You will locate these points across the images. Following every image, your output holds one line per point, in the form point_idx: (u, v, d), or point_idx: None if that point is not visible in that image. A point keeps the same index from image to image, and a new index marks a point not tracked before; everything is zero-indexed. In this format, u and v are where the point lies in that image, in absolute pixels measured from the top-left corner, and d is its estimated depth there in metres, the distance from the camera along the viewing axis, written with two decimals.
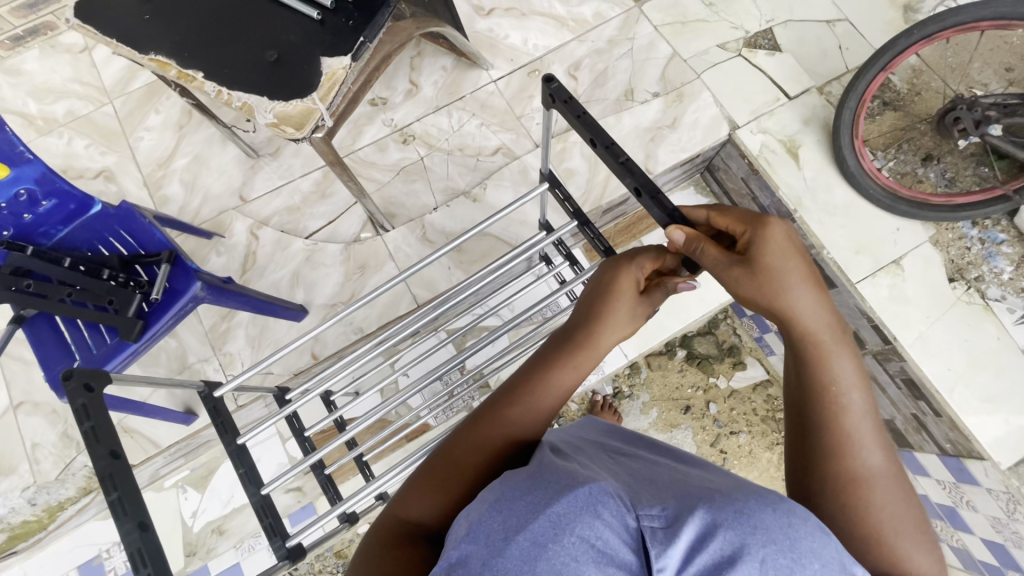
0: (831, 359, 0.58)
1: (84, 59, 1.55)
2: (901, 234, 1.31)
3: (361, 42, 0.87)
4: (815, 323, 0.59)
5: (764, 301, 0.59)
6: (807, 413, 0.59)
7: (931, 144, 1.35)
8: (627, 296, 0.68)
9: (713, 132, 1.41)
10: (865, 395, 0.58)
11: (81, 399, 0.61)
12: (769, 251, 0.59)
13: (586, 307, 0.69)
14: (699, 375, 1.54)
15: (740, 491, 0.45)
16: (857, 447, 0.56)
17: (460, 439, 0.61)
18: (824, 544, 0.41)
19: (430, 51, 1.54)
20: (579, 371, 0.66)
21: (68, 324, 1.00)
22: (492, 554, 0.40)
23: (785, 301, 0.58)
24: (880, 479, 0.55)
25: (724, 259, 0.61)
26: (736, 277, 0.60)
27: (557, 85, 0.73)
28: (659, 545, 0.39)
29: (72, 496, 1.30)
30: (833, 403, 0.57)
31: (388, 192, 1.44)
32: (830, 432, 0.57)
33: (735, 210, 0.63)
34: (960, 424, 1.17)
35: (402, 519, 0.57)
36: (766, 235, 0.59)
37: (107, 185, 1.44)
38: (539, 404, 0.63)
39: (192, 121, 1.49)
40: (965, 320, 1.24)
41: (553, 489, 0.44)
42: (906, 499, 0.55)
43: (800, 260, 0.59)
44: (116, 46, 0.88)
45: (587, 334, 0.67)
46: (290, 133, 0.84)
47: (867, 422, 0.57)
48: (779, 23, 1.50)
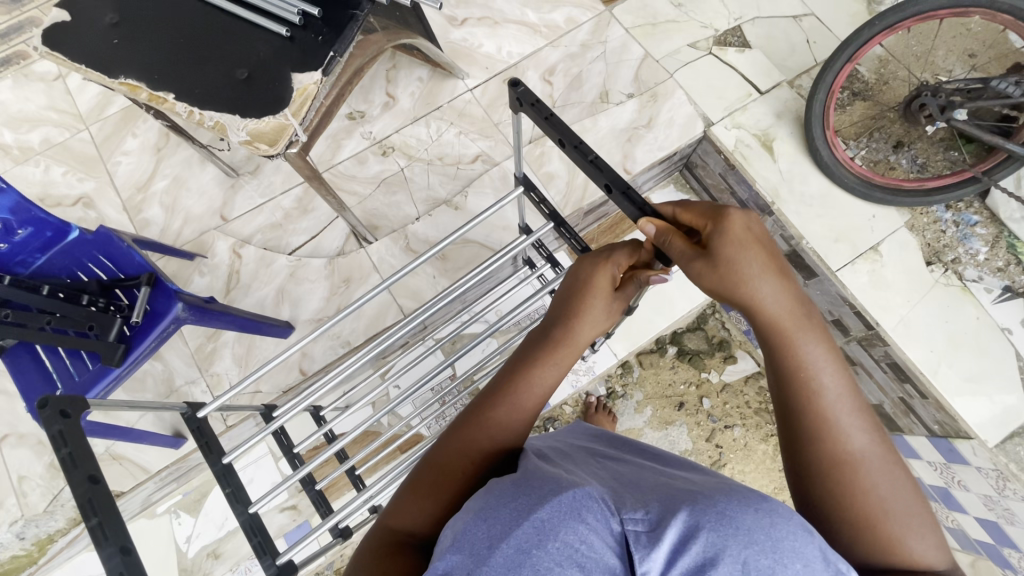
0: (802, 344, 0.59)
1: (59, 87, 1.55)
2: (877, 221, 1.33)
3: (331, 57, 0.88)
4: (781, 308, 0.59)
5: (730, 292, 0.60)
6: (785, 401, 0.60)
7: (901, 131, 1.38)
8: (602, 293, 0.69)
9: (688, 129, 1.43)
10: (838, 377, 0.58)
11: (58, 425, 0.61)
12: (729, 243, 0.60)
13: (562, 307, 0.70)
14: (690, 370, 1.55)
15: (722, 492, 0.45)
16: (839, 431, 0.57)
17: (448, 444, 0.61)
18: (806, 543, 0.41)
19: (405, 63, 1.55)
20: (561, 369, 0.66)
21: (49, 352, 0.99)
22: (476, 562, 0.40)
23: (750, 290, 0.59)
24: (863, 460, 0.56)
25: (688, 253, 0.62)
26: (698, 269, 0.61)
27: (523, 88, 0.74)
28: (644, 548, 0.40)
29: (62, 528, 1.29)
30: (809, 388, 0.58)
31: (369, 205, 1.44)
32: (811, 419, 0.58)
33: (697, 203, 0.64)
34: (947, 404, 1.19)
35: (394, 529, 0.57)
36: (726, 228, 0.60)
37: (86, 212, 1.43)
38: (523, 402, 0.63)
39: (170, 143, 1.49)
40: (945, 302, 1.26)
41: (537, 495, 0.44)
42: (894, 478, 0.56)
43: (758, 248, 0.60)
44: (85, 71, 0.87)
45: (567, 331, 0.67)
46: (263, 150, 0.84)
47: (845, 405, 0.58)
48: (747, 21, 1.53)
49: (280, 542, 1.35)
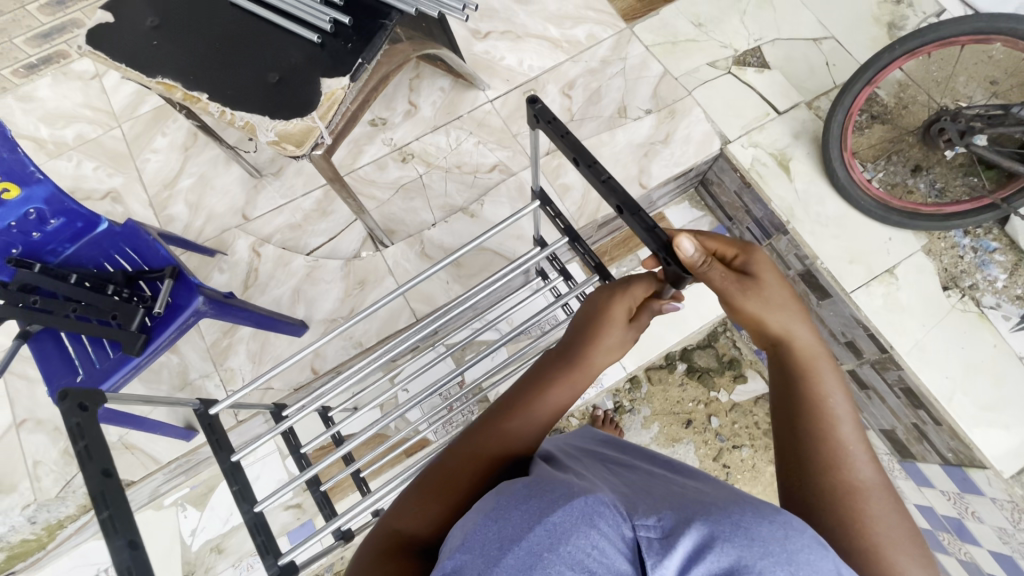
0: (811, 375, 0.61)
1: (95, 86, 1.61)
2: (893, 244, 1.33)
3: (359, 64, 0.91)
4: (793, 340, 0.62)
5: (758, 316, 0.62)
6: (798, 426, 0.59)
7: (919, 155, 1.38)
8: (618, 324, 0.70)
9: (705, 146, 1.44)
10: (849, 409, 0.59)
11: (76, 418, 0.63)
12: (761, 273, 0.64)
13: (580, 330, 0.71)
14: (700, 389, 1.54)
15: (735, 503, 0.46)
16: (850, 459, 0.57)
17: (459, 452, 0.62)
18: (821, 557, 0.41)
19: (428, 73, 1.59)
20: (574, 388, 0.67)
21: (73, 339, 1.02)
22: (487, 563, 0.41)
23: (779, 318, 0.63)
24: (873, 489, 0.55)
25: (727, 276, 0.63)
26: (731, 291, 0.63)
27: (541, 106, 0.76)
28: (655, 554, 0.40)
29: (72, 514, 1.31)
30: (823, 413, 0.59)
31: (388, 209, 1.47)
32: (826, 444, 0.57)
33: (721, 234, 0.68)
34: (962, 433, 1.17)
35: (398, 532, 0.57)
36: (758, 260, 0.65)
37: (114, 206, 1.48)
38: (534, 418, 0.64)
39: (198, 143, 1.54)
40: (961, 328, 1.25)
41: (549, 499, 0.45)
42: (901, 515, 0.55)
43: (781, 283, 0.64)
44: (125, 70, 0.91)
45: (582, 351, 0.68)
46: (290, 150, 0.87)
47: (856, 437, 0.58)
48: (767, 42, 1.54)
49: (283, 540, 1.36)
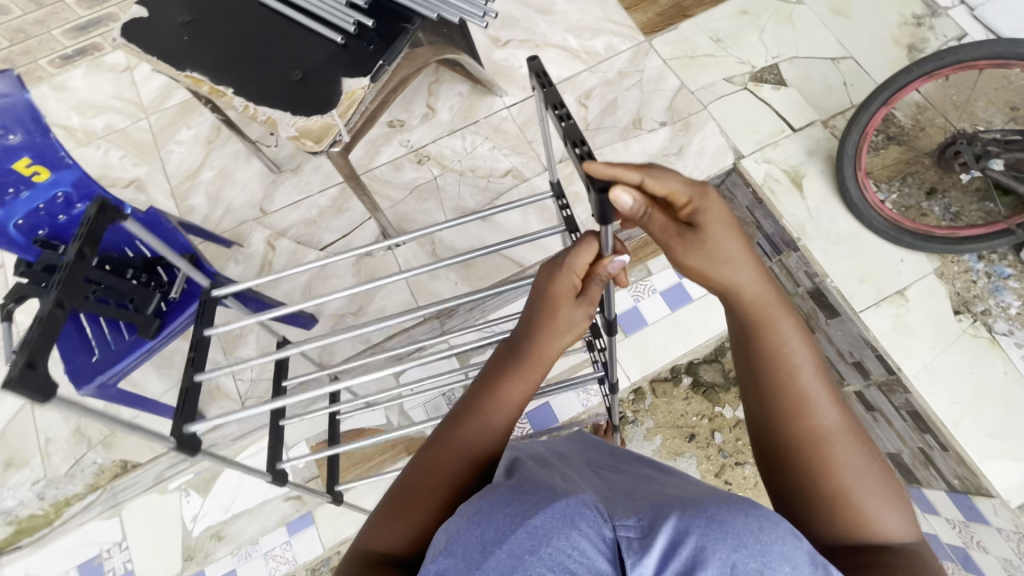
0: (773, 322, 0.58)
1: (126, 78, 1.66)
2: (905, 265, 1.32)
3: (380, 65, 0.94)
4: (753, 289, 0.59)
5: (704, 268, 0.59)
6: (757, 380, 0.59)
7: (935, 178, 1.37)
8: (564, 305, 0.66)
9: (718, 160, 1.45)
10: (810, 353, 0.58)
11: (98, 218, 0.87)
12: (710, 221, 0.59)
13: (527, 319, 0.68)
14: (704, 403, 1.53)
15: (712, 500, 0.46)
16: (812, 408, 0.56)
17: (423, 465, 0.61)
18: (795, 547, 0.42)
19: (447, 78, 1.62)
20: (529, 383, 0.66)
21: (92, 320, 1.04)
22: (470, 566, 0.41)
23: (727, 269, 0.58)
24: (837, 435, 0.55)
25: (669, 229, 0.60)
26: (680, 244, 0.59)
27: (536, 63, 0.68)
28: (634, 555, 0.41)
29: (78, 493, 1.36)
30: (780, 364, 0.58)
31: (401, 209, 1.49)
32: (785, 394, 0.57)
33: (673, 173, 0.58)
34: (970, 461, 1.15)
35: (371, 551, 0.56)
36: (709, 205, 0.59)
37: (137, 194, 1.52)
38: (491, 422, 0.63)
39: (221, 137, 1.58)
40: (971, 353, 1.23)
41: (531, 502, 0.46)
42: (866, 456, 0.55)
43: (732, 226, 0.59)
44: (156, 63, 0.94)
45: (530, 345, 0.66)
46: (309, 146, 0.90)
47: (818, 381, 0.57)
48: (785, 59, 1.55)
49: (283, 530, 1.38)
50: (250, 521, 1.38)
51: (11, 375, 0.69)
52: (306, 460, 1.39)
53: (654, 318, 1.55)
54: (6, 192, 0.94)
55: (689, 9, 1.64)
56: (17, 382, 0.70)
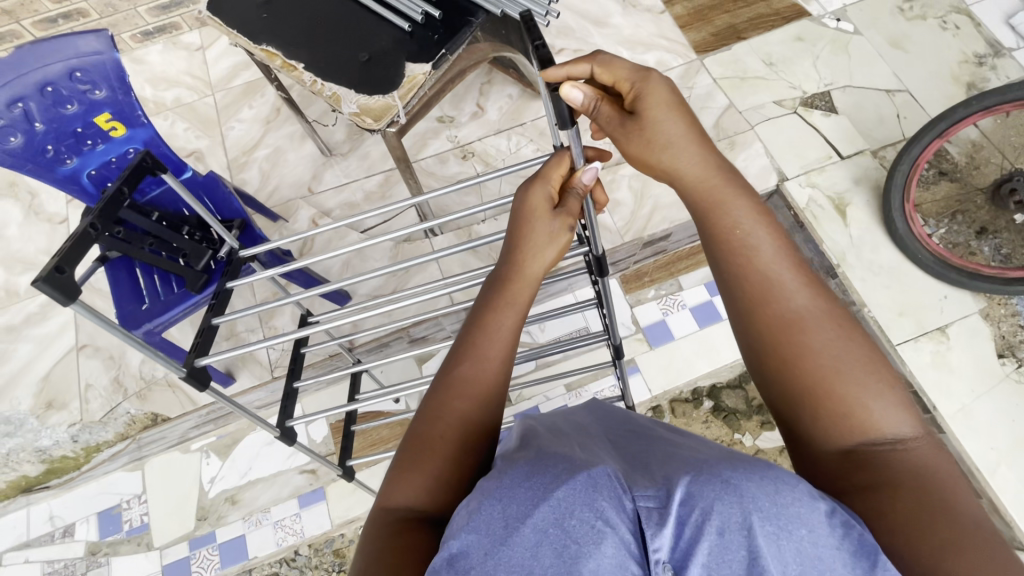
0: (730, 205, 0.60)
1: (199, 57, 1.76)
2: (948, 302, 1.28)
3: (442, 54, 0.98)
4: (704, 172, 0.61)
5: (653, 154, 0.62)
6: (720, 271, 0.59)
7: (986, 217, 1.34)
8: (540, 216, 0.68)
9: (762, 180, 1.44)
10: (770, 236, 0.58)
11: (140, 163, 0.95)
12: (651, 103, 0.61)
13: (507, 242, 0.69)
14: (724, 429, 1.46)
15: (726, 463, 0.47)
16: (779, 294, 0.55)
17: (427, 413, 0.62)
18: (811, 509, 0.42)
19: (499, 80, 1.66)
20: (517, 310, 0.66)
21: (145, 271, 1.11)
22: (494, 541, 0.42)
23: (667, 153, 0.61)
24: (806, 319, 0.54)
25: (614, 118, 0.64)
26: (628, 132, 0.63)
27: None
28: (654, 526, 0.41)
29: (109, 440, 1.42)
30: (742, 250, 0.57)
31: (442, 200, 1.53)
32: (748, 282, 0.57)
33: (618, 63, 0.63)
34: (1004, 510, 1.10)
35: (394, 509, 0.57)
36: (649, 88, 0.62)
37: (196, 164, 1.61)
38: (485, 353, 0.63)
39: (279, 118, 1.65)
40: (1012, 400, 1.19)
41: (552, 476, 0.46)
42: (843, 339, 0.53)
43: (676, 108, 0.62)
44: (235, 36, 1.01)
45: (513, 269, 0.67)
46: (369, 123, 0.95)
47: (782, 267, 0.57)
48: (837, 88, 1.54)
49: (295, 501, 1.40)
50: (265, 488, 1.41)
51: (39, 274, 0.71)
52: (323, 436, 1.42)
53: (681, 333, 1.53)
54: (85, 144, 1.02)
55: (744, 31, 1.66)
56: (43, 281, 0.71)
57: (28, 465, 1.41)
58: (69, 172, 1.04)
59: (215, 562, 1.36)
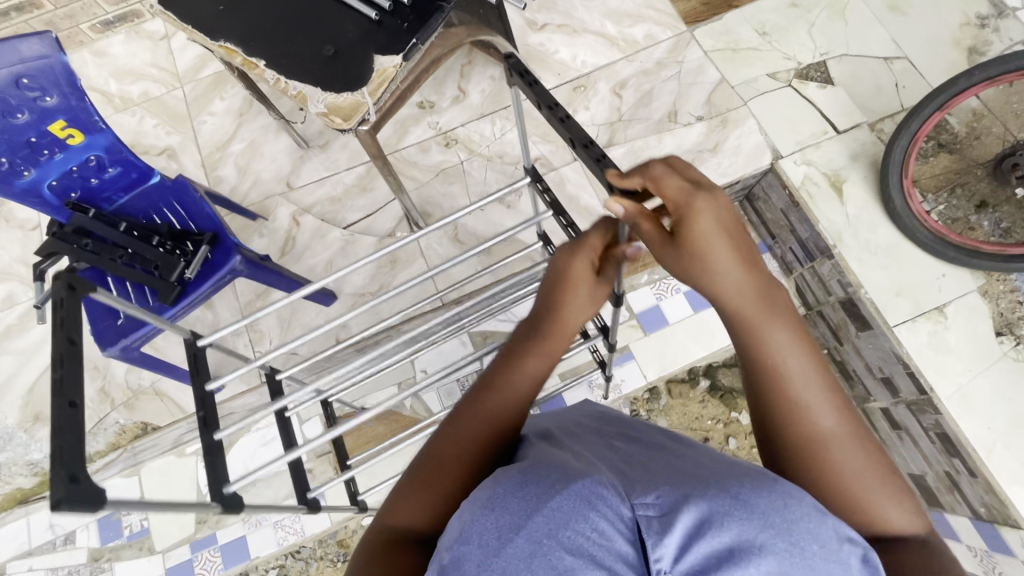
0: (765, 325, 0.55)
1: (163, 46, 1.67)
2: (946, 280, 1.25)
3: (413, 44, 0.92)
4: (744, 292, 0.54)
5: (692, 279, 0.55)
6: (749, 380, 0.56)
7: (986, 190, 1.30)
8: (579, 278, 0.64)
9: (755, 159, 1.39)
10: (804, 355, 0.54)
11: (63, 293, 0.59)
12: (698, 225, 0.53)
13: (545, 293, 0.66)
14: (720, 408, 1.47)
15: (732, 476, 0.45)
16: (808, 413, 0.53)
17: (443, 437, 0.59)
18: (821, 524, 0.41)
19: (480, 60, 1.59)
20: (551, 356, 0.63)
21: (118, 283, 1.07)
22: (487, 553, 0.39)
23: (710, 278, 0.55)
24: (833, 442, 0.52)
25: (656, 238, 0.56)
26: (664, 254, 0.56)
27: (515, 60, 0.74)
28: (655, 534, 0.39)
29: (100, 449, 1.41)
30: (776, 370, 0.54)
31: (426, 191, 1.48)
32: (777, 398, 0.54)
33: (669, 177, 0.54)
34: (998, 488, 1.10)
35: (394, 527, 0.54)
36: (695, 208, 0.53)
37: (169, 162, 1.55)
38: (512, 392, 0.61)
39: (252, 110, 1.58)
40: (1010, 378, 1.17)
41: (545, 485, 0.43)
42: (866, 460, 0.52)
43: (726, 229, 0.54)
44: (191, 31, 0.94)
45: (550, 319, 0.64)
46: (339, 124, 0.90)
47: (814, 386, 0.54)
48: (834, 57, 1.48)
49: (294, 501, 1.40)
50: (262, 490, 1.41)
51: (56, 496, 0.48)
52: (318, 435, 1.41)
53: (676, 317, 1.51)
54: (42, 154, 0.96)
55: None
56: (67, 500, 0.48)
57: (21, 478, 1.39)
58: (28, 184, 0.98)
59: (218, 564, 1.37)
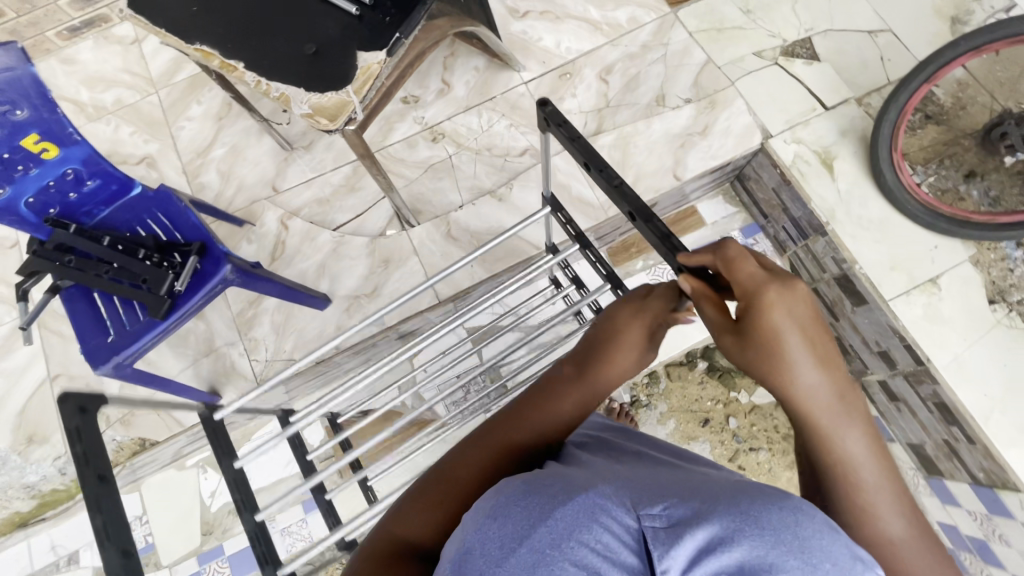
0: (839, 429, 0.54)
1: (135, 51, 1.62)
2: (939, 252, 1.26)
3: (396, 39, 0.89)
4: (820, 395, 0.54)
5: (762, 375, 0.55)
6: (816, 475, 0.56)
7: (975, 160, 1.30)
8: (624, 338, 0.66)
9: (745, 140, 1.39)
10: (874, 456, 0.55)
11: (76, 422, 0.55)
12: (770, 326, 0.53)
13: (590, 345, 0.67)
14: (720, 388, 1.46)
15: (743, 491, 0.42)
16: (877, 515, 0.54)
17: (459, 458, 0.60)
18: (833, 541, 0.39)
19: (463, 51, 1.56)
20: (586, 403, 0.64)
21: (105, 299, 1.05)
22: (490, 563, 0.39)
23: (785, 381, 0.54)
24: (901, 543, 0.54)
25: (726, 330, 0.56)
26: (731, 345, 0.56)
27: (552, 109, 0.71)
28: (661, 546, 0.38)
29: None
30: (845, 469, 0.54)
31: (416, 188, 1.46)
32: (846, 498, 0.55)
33: (743, 269, 0.54)
34: (996, 452, 1.12)
35: (398, 539, 0.54)
36: (769, 307, 0.53)
37: (149, 171, 1.50)
38: (536, 426, 0.62)
39: (231, 113, 1.54)
40: (1003, 344, 1.19)
41: (548, 495, 0.43)
42: (928, 556, 0.54)
43: (805, 330, 0.53)
44: (164, 35, 0.91)
45: (591, 370, 0.65)
46: (324, 124, 0.87)
47: (883, 488, 0.54)
48: (819, 33, 1.47)
49: (300, 507, 1.39)
50: (266, 498, 1.40)
51: None
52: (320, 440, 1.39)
53: None
54: (16, 170, 0.93)
55: None
56: None
57: (18, 502, 1.36)
58: (3, 202, 0.94)
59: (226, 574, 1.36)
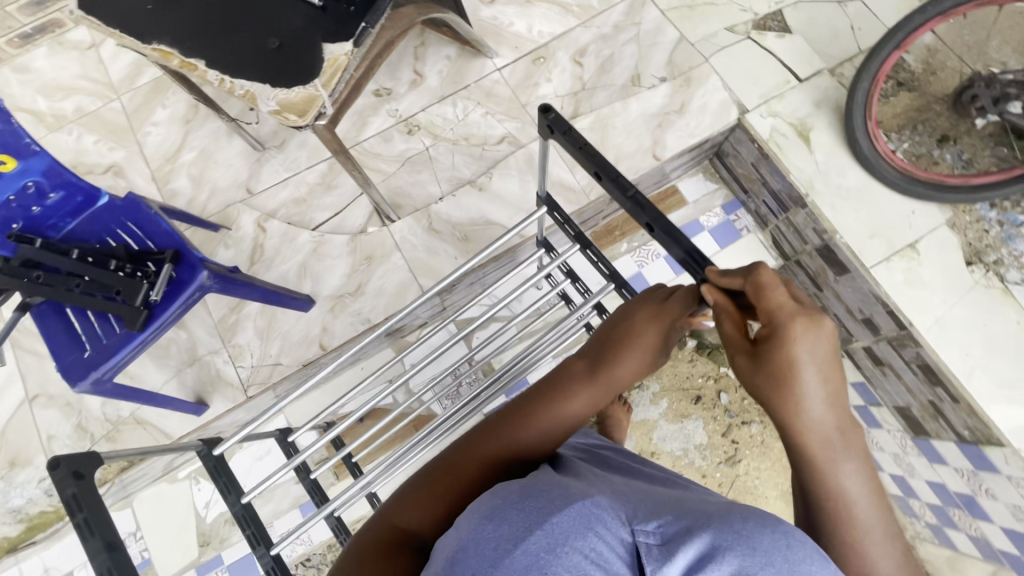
0: (839, 462, 0.54)
1: (93, 56, 1.56)
2: (916, 217, 1.28)
3: (363, 28, 0.87)
4: (824, 427, 0.53)
5: (770, 399, 0.54)
6: (810, 505, 0.56)
7: (947, 124, 1.32)
8: (633, 346, 0.65)
9: (722, 116, 1.38)
10: (870, 491, 0.54)
11: (72, 488, 0.55)
12: (786, 354, 0.52)
13: (599, 347, 0.67)
14: (709, 364, 1.47)
15: (735, 509, 0.42)
16: (869, 549, 0.53)
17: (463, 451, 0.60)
18: (822, 567, 0.39)
19: (433, 40, 1.53)
20: (596, 404, 0.65)
21: (79, 315, 1.01)
22: (487, 562, 0.38)
23: (792, 408, 0.53)
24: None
25: (742, 349, 0.56)
26: (743, 366, 0.55)
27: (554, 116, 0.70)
28: (655, 561, 0.37)
29: None
30: (841, 504, 0.54)
31: (394, 182, 1.43)
32: (840, 529, 0.54)
33: (771, 292, 0.53)
34: (980, 409, 1.14)
35: (399, 526, 0.55)
36: (790, 337, 0.52)
37: (116, 180, 1.46)
38: (543, 426, 0.62)
39: (199, 116, 1.50)
40: (982, 304, 1.21)
41: (546, 501, 0.42)
42: None
43: (821, 363, 0.52)
44: (119, 36, 0.87)
45: (599, 372, 0.65)
46: (293, 120, 0.84)
47: (877, 523, 0.54)
48: (788, 5, 1.47)
49: (297, 511, 1.38)
50: (262, 505, 1.38)
51: None
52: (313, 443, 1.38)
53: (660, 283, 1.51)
54: None
55: None
56: None
57: (5, 527, 1.32)
58: None
59: None
